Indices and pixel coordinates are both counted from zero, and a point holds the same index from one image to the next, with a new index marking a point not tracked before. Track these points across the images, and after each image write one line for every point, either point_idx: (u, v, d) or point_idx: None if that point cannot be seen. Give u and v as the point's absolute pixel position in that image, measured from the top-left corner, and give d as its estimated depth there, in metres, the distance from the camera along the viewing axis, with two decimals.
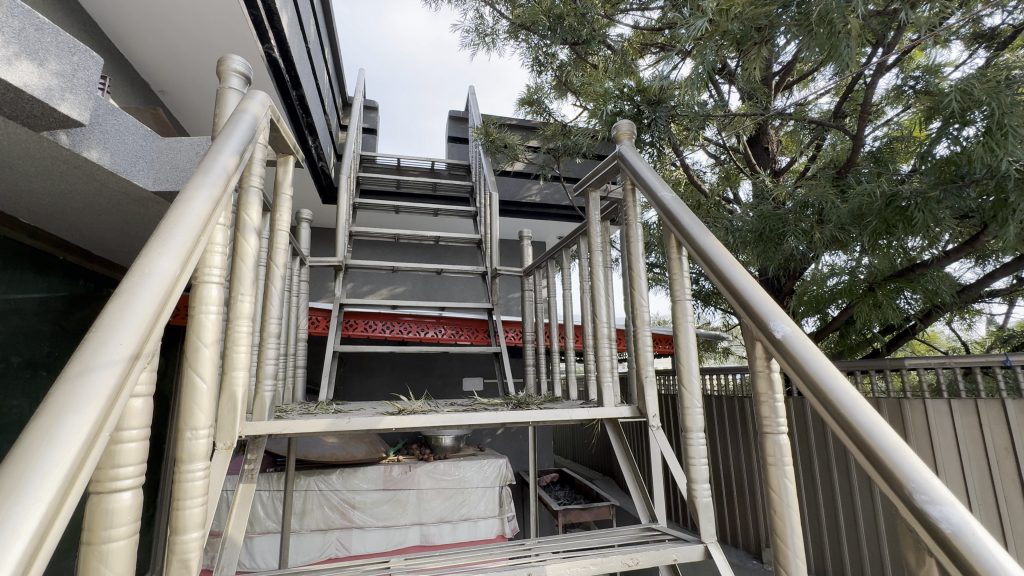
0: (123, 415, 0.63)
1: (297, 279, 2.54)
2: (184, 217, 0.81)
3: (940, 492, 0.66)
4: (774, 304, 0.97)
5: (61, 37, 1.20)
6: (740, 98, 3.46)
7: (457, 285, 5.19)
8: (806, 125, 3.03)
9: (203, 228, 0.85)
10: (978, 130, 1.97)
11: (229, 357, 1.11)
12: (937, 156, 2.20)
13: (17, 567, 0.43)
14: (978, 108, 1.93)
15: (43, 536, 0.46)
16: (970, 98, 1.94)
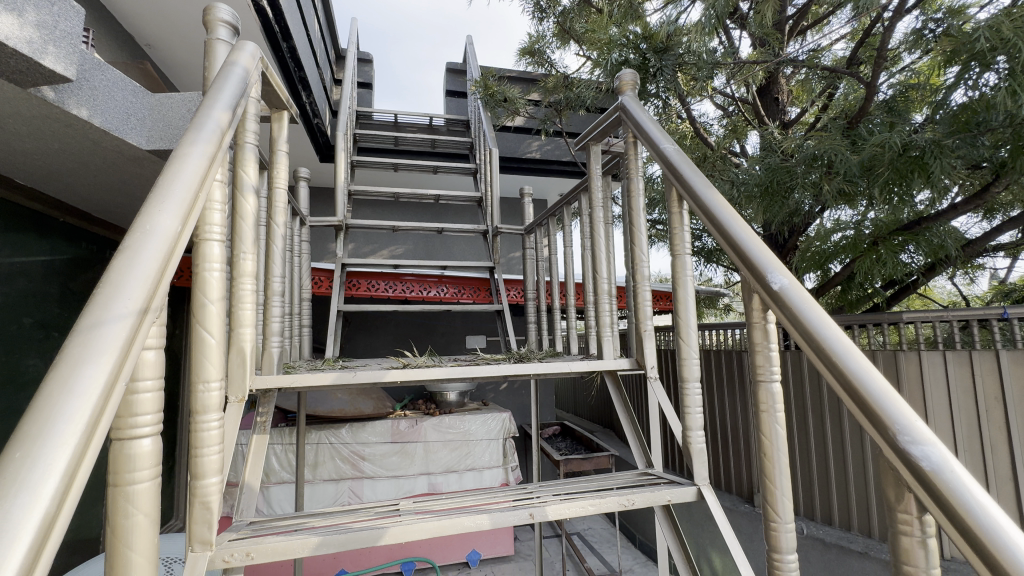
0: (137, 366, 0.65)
1: (298, 239, 2.55)
2: (180, 174, 0.81)
3: (924, 433, 0.69)
4: (772, 256, 0.98)
5: None
6: (751, 44, 3.33)
7: (458, 244, 5.18)
8: (818, 73, 2.91)
9: (201, 186, 0.85)
10: (1000, 75, 1.90)
11: (235, 315, 1.14)
12: (952, 105, 2.13)
13: (52, 504, 0.46)
14: (1002, 51, 1.85)
15: (72, 476, 0.49)
16: (995, 40, 1.85)
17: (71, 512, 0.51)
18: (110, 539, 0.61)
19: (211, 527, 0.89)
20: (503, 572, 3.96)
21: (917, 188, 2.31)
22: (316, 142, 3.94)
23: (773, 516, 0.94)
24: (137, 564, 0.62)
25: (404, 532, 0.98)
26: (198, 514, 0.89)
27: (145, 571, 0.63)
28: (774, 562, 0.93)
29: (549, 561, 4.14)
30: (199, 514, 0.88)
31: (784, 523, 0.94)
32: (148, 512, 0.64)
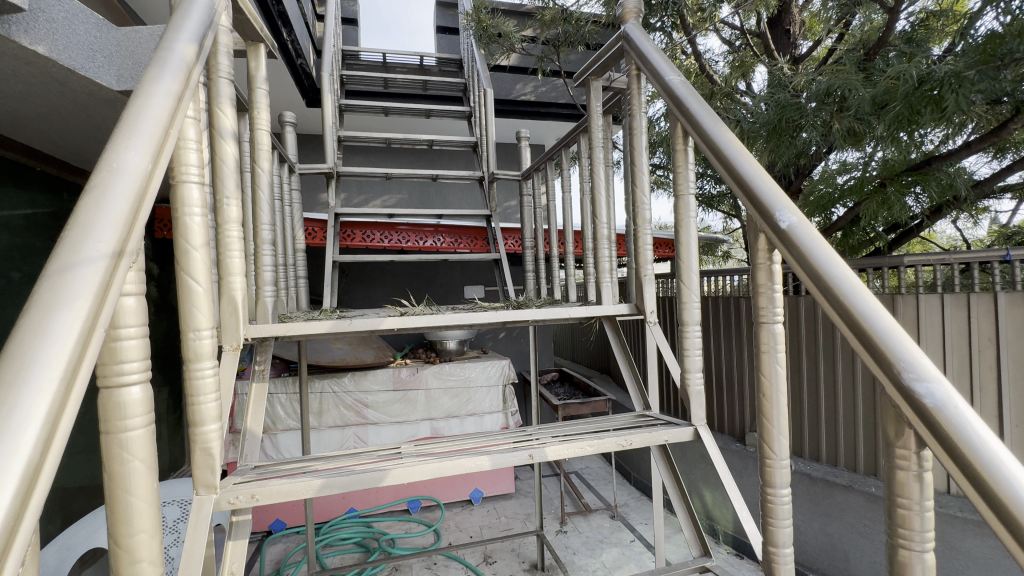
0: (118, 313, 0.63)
1: (288, 188, 2.47)
2: (147, 109, 0.75)
3: (929, 370, 0.67)
4: (781, 193, 0.94)
5: None
6: None
7: (454, 192, 5.06)
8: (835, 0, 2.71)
9: (171, 121, 0.78)
10: None
11: (223, 263, 1.10)
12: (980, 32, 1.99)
13: (36, 451, 0.44)
14: None
15: (55, 424, 0.47)
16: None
17: (60, 458, 0.49)
18: (109, 485, 0.61)
19: (214, 471, 0.91)
20: (504, 508, 4.18)
21: (932, 125, 2.21)
22: (301, 85, 3.74)
23: (768, 453, 0.96)
24: (140, 509, 0.63)
25: (406, 474, 1.00)
26: (200, 460, 0.89)
27: (148, 515, 0.63)
28: (767, 496, 0.96)
29: (548, 498, 4.36)
30: (200, 459, 0.89)
31: (779, 460, 0.95)
32: (144, 458, 0.63)
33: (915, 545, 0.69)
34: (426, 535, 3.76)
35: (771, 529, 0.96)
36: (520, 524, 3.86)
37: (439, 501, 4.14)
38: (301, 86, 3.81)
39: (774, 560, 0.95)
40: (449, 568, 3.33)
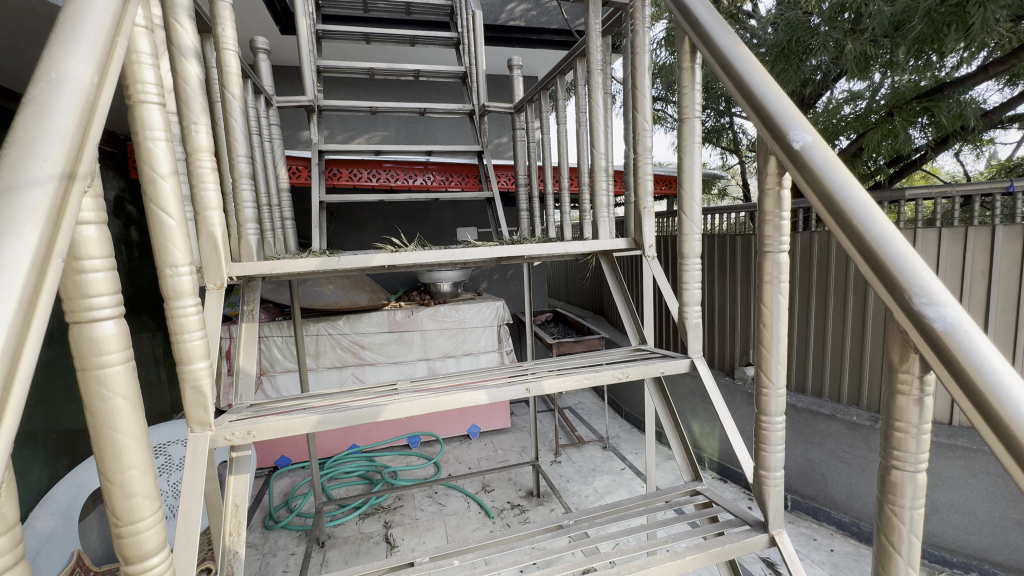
0: (79, 243, 0.57)
1: (266, 122, 2.32)
2: (87, 10, 0.64)
3: (941, 294, 0.65)
4: (795, 112, 0.87)
5: None
6: None
7: (443, 129, 4.84)
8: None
9: (120, 25, 0.68)
10: None
11: (198, 197, 1.03)
12: None
13: None
14: None
15: (15, 360, 0.44)
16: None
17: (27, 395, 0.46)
18: (92, 422, 0.59)
19: (208, 409, 0.90)
20: (501, 442, 4.35)
21: (950, 46, 2.08)
22: (273, 8, 3.44)
23: (765, 382, 0.96)
24: (129, 446, 0.61)
25: (403, 408, 0.99)
26: (192, 397, 0.88)
27: (138, 450, 0.62)
28: (762, 422, 0.98)
29: (543, 432, 4.54)
30: (192, 397, 0.88)
31: (775, 389, 0.96)
32: (128, 395, 0.61)
33: (908, 466, 0.70)
34: (427, 467, 3.93)
35: (763, 453, 0.99)
36: (516, 455, 4.04)
37: (438, 436, 4.30)
38: (273, 9, 3.50)
39: (765, 481, 0.99)
40: (450, 496, 3.51)
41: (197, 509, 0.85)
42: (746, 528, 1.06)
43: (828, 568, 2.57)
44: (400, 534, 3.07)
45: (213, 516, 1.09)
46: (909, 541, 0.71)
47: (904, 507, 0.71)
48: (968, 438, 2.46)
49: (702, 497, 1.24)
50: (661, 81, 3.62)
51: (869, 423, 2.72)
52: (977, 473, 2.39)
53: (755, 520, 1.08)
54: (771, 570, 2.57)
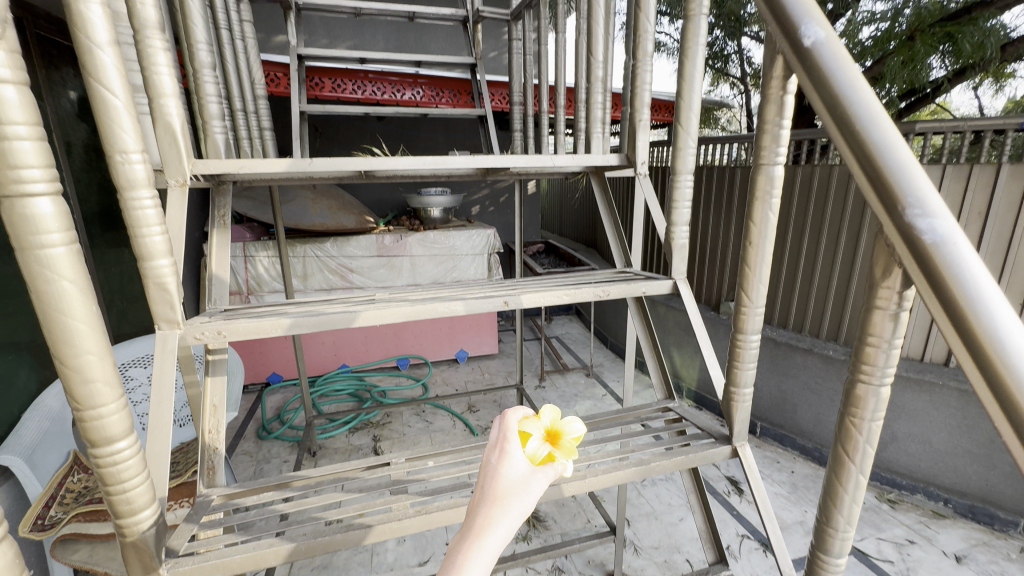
0: (34, 221, 0.55)
1: (237, 16, 2.04)
2: None
3: (936, 205, 0.61)
4: (811, 4, 0.78)
5: None
6: None
7: (435, 38, 4.50)
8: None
9: None
10: None
11: (150, 82, 0.94)
12: None
13: None
14: None
15: None
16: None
17: None
18: (52, 342, 0.59)
19: (174, 308, 0.88)
20: (488, 367, 4.47)
21: None
22: None
23: (745, 301, 0.95)
24: (81, 330, 0.60)
25: (378, 316, 0.99)
26: (156, 294, 0.86)
27: (91, 338, 0.61)
28: (737, 341, 0.98)
29: (529, 359, 4.66)
30: (156, 294, 0.86)
31: (754, 307, 0.95)
32: (99, 348, 0.62)
33: (874, 380, 0.71)
34: (415, 388, 4.06)
35: (736, 370, 1.00)
36: (502, 380, 4.17)
37: (427, 360, 4.39)
38: None
39: (734, 396, 1.02)
40: (437, 414, 3.66)
41: (169, 402, 0.86)
42: (710, 440, 1.10)
43: (786, 487, 2.76)
44: (388, 446, 3.23)
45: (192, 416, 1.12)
46: (864, 449, 0.75)
47: (864, 418, 0.73)
48: (934, 373, 2.55)
49: (673, 413, 1.28)
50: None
51: (844, 358, 2.81)
52: (939, 406, 2.51)
53: (720, 433, 1.11)
54: (734, 487, 2.77)
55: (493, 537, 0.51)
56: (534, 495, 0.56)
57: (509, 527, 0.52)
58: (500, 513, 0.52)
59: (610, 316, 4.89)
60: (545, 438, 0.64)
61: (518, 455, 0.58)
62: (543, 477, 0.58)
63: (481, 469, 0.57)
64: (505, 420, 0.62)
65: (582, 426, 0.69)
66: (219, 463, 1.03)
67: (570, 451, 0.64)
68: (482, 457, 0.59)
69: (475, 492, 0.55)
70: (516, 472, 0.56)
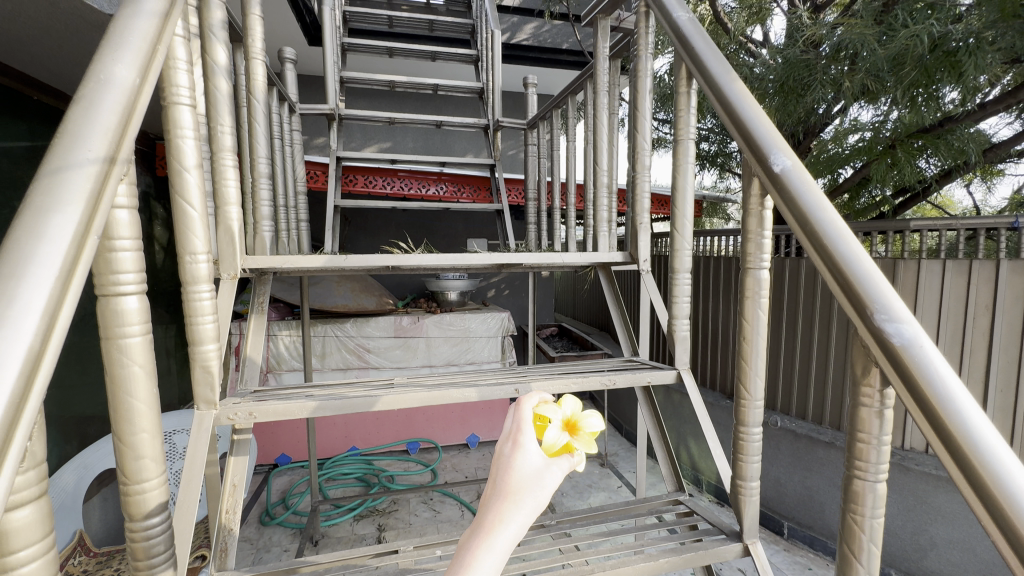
0: (119, 315, 0.66)
1: (288, 127, 2.36)
2: (61, 190, 0.54)
3: (901, 311, 0.67)
4: (779, 138, 0.92)
5: None
6: None
7: (459, 140, 4.99)
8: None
9: (105, 195, 0.60)
10: None
11: (219, 193, 1.11)
12: None
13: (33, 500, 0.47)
14: None
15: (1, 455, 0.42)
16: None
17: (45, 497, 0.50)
18: (115, 421, 0.67)
19: (214, 389, 0.97)
20: None
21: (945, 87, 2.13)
22: (301, 21, 3.59)
23: (743, 393, 1.00)
24: (141, 410, 0.68)
25: (396, 400, 1.05)
26: (200, 376, 0.95)
27: (148, 417, 0.68)
28: (740, 433, 1.01)
29: None
30: (200, 376, 0.95)
31: (753, 399, 0.99)
32: (151, 427, 0.69)
33: (869, 475, 0.73)
34: (424, 474, 3.94)
35: (741, 463, 1.02)
36: None
37: (437, 444, 4.30)
38: (302, 22, 3.62)
39: (742, 490, 1.02)
40: (444, 503, 3.51)
41: (197, 480, 0.91)
42: (722, 537, 1.08)
43: None
44: (392, 536, 3.08)
45: (209, 496, 1.15)
46: (869, 550, 0.74)
47: (864, 515, 0.74)
48: None
49: (684, 506, 1.26)
50: (662, 106, 3.68)
51: None
52: None
53: (731, 530, 1.09)
54: None
55: (502, 536, 0.54)
56: (548, 488, 0.58)
57: (519, 525, 0.55)
58: (512, 509, 0.56)
59: (625, 401, 4.80)
60: (562, 426, 0.64)
61: (534, 448, 0.60)
62: (557, 469, 0.59)
63: (496, 459, 0.61)
64: (522, 409, 0.64)
65: (600, 421, 0.64)
66: (231, 545, 1.05)
67: (588, 443, 0.63)
68: (497, 447, 0.62)
69: (488, 483, 0.59)
70: (530, 467, 0.58)
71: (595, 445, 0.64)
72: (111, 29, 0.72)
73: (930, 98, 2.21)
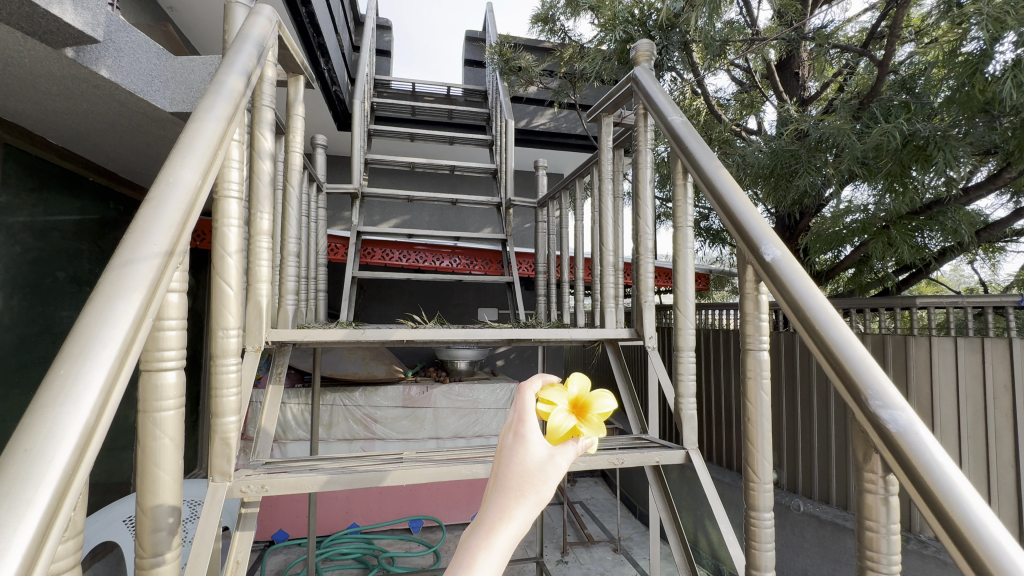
0: (157, 388, 0.71)
1: (315, 205, 2.54)
2: (125, 281, 0.62)
3: (894, 397, 0.69)
4: (768, 229, 1.00)
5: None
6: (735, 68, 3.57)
7: (472, 215, 5.25)
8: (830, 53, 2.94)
9: (159, 283, 0.68)
10: (1008, 59, 1.86)
11: (253, 271, 1.21)
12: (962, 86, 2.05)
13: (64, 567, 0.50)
14: (1007, 34, 1.83)
15: (52, 521, 0.46)
16: (998, 27, 1.80)
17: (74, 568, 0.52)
18: (141, 492, 0.70)
19: (230, 461, 0.99)
20: None
21: (925, 176, 2.29)
22: (333, 112, 3.97)
23: (753, 477, 0.99)
24: (165, 482, 0.71)
25: (405, 475, 1.06)
26: (218, 448, 0.99)
27: (171, 489, 0.72)
28: (751, 521, 0.99)
29: (551, 527, 4.29)
30: (219, 448, 0.99)
31: (763, 483, 0.99)
32: (172, 501, 0.71)
33: (881, 566, 0.72)
34: (426, 556, 3.72)
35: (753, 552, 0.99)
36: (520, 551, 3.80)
37: (441, 522, 4.10)
38: (334, 111, 4.00)
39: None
40: None
41: (204, 557, 0.91)
42: None
43: None
44: None
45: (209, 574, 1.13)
46: None
47: None
48: None
49: None
50: (663, 187, 3.89)
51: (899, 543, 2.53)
52: None
53: None
54: None
55: (505, 533, 0.53)
56: (552, 478, 0.57)
57: (521, 523, 0.54)
58: (515, 504, 0.55)
59: (638, 480, 4.59)
60: (570, 411, 0.67)
61: (536, 439, 0.59)
62: (562, 458, 0.59)
63: (499, 448, 0.59)
64: (523, 398, 0.62)
65: (611, 402, 0.69)
66: None
67: (597, 426, 0.67)
68: (500, 435, 0.61)
69: (490, 475, 0.58)
70: (534, 458, 0.57)
71: (605, 426, 0.68)
72: (179, 138, 0.85)
73: (915, 184, 2.35)
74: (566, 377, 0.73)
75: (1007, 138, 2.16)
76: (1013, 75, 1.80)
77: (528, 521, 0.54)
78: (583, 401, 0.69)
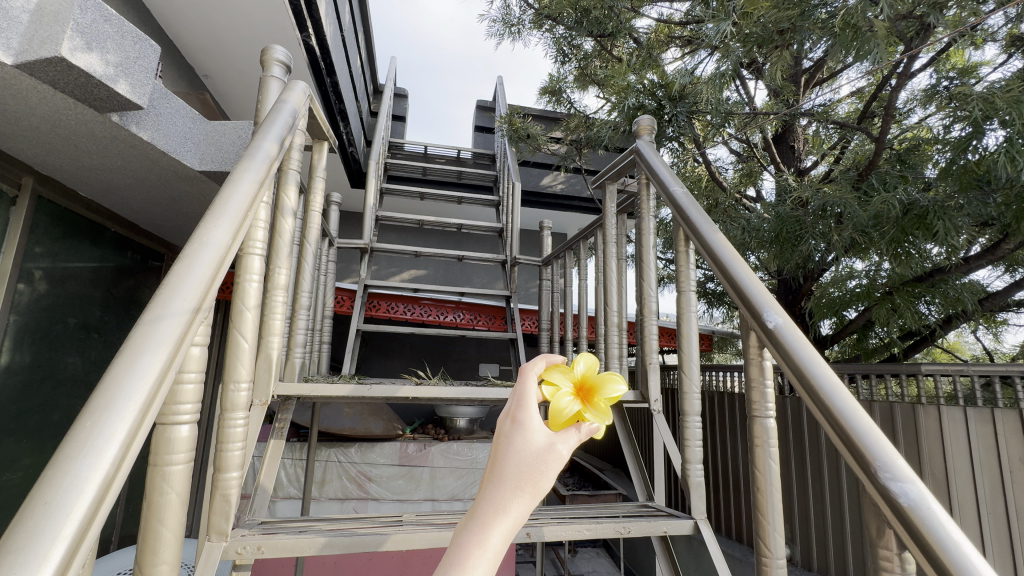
0: (171, 442, 0.72)
1: (326, 258, 2.60)
2: (151, 337, 0.65)
3: (903, 470, 0.69)
4: (770, 296, 1.03)
5: (143, 64, 1.43)
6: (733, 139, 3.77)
7: (477, 271, 5.35)
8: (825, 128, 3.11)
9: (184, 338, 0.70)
10: (999, 139, 1.98)
11: (266, 325, 1.25)
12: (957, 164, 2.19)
13: None
14: (994, 118, 1.96)
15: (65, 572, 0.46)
16: (987, 108, 1.94)
17: None
18: (141, 551, 0.68)
19: (228, 519, 0.97)
20: None
21: (926, 243, 2.36)
22: (349, 170, 4.16)
23: (765, 550, 0.96)
24: (166, 541, 0.70)
25: (405, 540, 1.03)
26: (218, 505, 0.97)
27: (172, 549, 0.70)
28: None
29: None
30: (218, 505, 0.97)
31: (776, 559, 0.95)
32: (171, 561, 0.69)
33: None
34: None
35: None
36: None
37: None
38: (349, 170, 4.19)
39: None
40: None
41: None
42: None
43: None
44: None
45: None
46: None
47: None
48: None
49: None
50: (666, 248, 3.97)
51: None
52: None
53: None
54: None
55: (497, 532, 0.52)
56: (553, 462, 0.57)
57: (518, 515, 0.54)
58: (511, 498, 0.54)
59: (642, 552, 4.35)
60: (574, 396, 0.69)
61: (538, 425, 0.59)
62: (564, 444, 0.59)
63: (495, 442, 0.59)
64: (526, 381, 0.63)
65: (621, 388, 0.71)
66: None
67: (603, 409, 0.69)
68: (495, 428, 0.61)
69: (487, 465, 0.58)
70: (535, 445, 0.57)
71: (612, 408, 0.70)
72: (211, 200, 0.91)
73: (916, 252, 2.41)
74: (574, 359, 0.76)
75: (1003, 210, 2.25)
76: (1006, 152, 1.91)
77: (527, 511, 0.54)
78: (591, 386, 0.72)
